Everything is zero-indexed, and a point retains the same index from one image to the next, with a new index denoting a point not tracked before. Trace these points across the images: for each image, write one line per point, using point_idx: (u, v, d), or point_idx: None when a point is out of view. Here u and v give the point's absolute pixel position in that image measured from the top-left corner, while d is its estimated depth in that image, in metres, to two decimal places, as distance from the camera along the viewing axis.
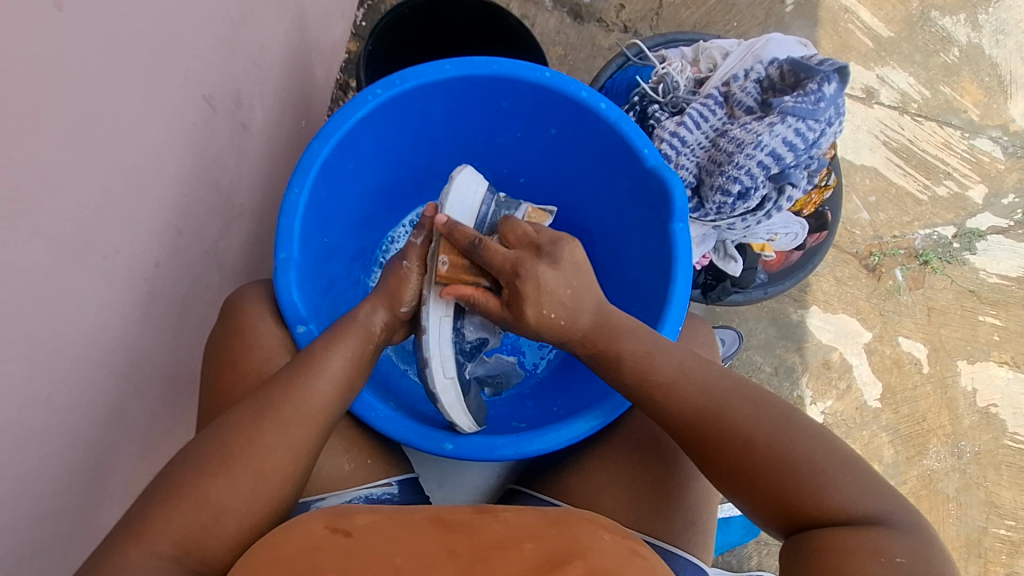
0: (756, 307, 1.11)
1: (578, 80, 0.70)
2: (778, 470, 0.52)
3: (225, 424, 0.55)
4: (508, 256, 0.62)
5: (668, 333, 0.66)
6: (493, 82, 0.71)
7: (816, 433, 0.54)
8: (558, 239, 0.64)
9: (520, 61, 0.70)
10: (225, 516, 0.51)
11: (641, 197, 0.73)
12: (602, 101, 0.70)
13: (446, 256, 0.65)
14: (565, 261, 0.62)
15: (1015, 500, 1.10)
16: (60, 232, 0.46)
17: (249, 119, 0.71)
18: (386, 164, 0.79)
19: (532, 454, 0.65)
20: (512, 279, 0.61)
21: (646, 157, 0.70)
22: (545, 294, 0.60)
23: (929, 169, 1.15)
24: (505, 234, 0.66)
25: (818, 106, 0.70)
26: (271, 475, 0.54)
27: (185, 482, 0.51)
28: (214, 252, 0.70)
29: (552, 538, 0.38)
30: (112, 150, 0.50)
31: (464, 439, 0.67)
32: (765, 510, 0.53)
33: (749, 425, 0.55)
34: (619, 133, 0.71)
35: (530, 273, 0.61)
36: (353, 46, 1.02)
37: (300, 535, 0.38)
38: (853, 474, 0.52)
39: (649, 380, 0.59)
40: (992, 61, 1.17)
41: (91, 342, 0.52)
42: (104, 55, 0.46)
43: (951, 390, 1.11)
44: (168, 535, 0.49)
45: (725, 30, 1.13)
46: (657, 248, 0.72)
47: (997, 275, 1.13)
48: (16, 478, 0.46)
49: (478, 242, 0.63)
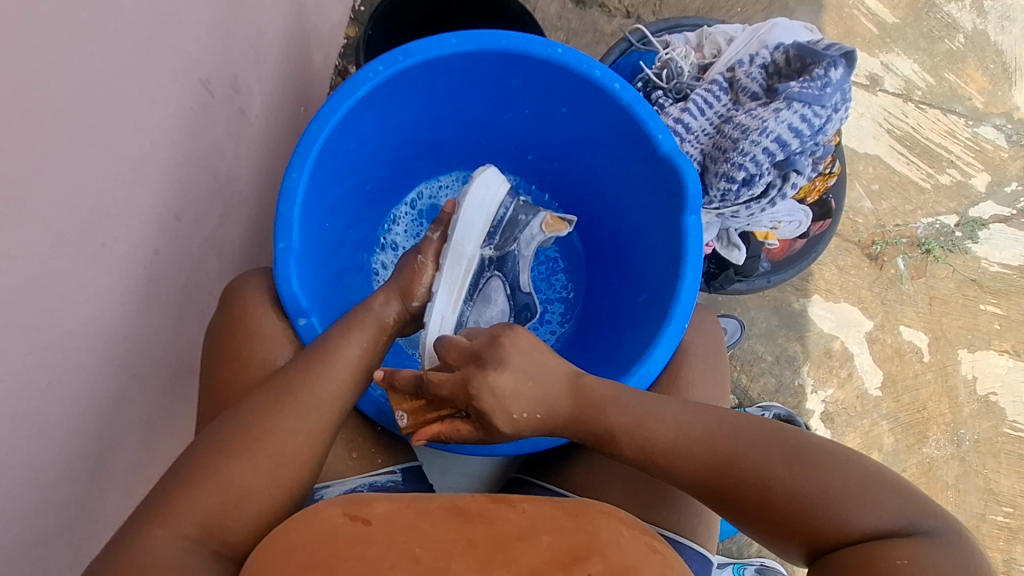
0: (757, 297, 1.11)
1: (588, 56, 0.69)
2: (796, 505, 0.50)
3: (245, 409, 0.55)
4: (456, 378, 0.57)
5: (673, 337, 0.66)
6: (503, 58, 0.70)
7: (831, 455, 0.52)
8: (496, 339, 0.58)
9: (531, 36, 0.69)
10: (247, 499, 0.51)
11: (653, 180, 0.73)
12: (617, 81, 0.69)
13: (403, 409, 0.60)
14: (512, 358, 0.57)
15: (1013, 488, 1.10)
16: (57, 217, 0.45)
17: (248, 105, 0.70)
18: (388, 141, 0.78)
19: (532, 448, 0.66)
20: (467, 401, 0.56)
21: (661, 143, 0.69)
22: (506, 399, 0.55)
23: (932, 157, 1.14)
24: (444, 354, 0.60)
25: (824, 92, 0.69)
26: (290, 462, 0.54)
27: (210, 463, 0.52)
28: (214, 240, 0.69)
29: (570, 530, 0.41)
30: (108, 136, 0.49)
31: (464, 435, 0.66)
32: (789, 540, 0.51)
33: (761, 464, 0.52)
34: (632, 114, 0.69)
35: (482, 385, 0.55)
36: (352, 31, 1.00)
37: (320, 521, 0.41)
38: (874, 495, 0.49)
39: (645, 440, 0.56)
40: (997, 48, 1.16)
41: (90, 330, 0.51)
42: (100, 36, 0.45)
43: (951, 379, 1.11)
44: (193, 516, 0.49)
45: (729, 15, 1.11)
46: (666, 233, 0.72)
47: (999, 264, 1.13)
48: (17, 465, 0.46)
49: (422, 381, 0.58)
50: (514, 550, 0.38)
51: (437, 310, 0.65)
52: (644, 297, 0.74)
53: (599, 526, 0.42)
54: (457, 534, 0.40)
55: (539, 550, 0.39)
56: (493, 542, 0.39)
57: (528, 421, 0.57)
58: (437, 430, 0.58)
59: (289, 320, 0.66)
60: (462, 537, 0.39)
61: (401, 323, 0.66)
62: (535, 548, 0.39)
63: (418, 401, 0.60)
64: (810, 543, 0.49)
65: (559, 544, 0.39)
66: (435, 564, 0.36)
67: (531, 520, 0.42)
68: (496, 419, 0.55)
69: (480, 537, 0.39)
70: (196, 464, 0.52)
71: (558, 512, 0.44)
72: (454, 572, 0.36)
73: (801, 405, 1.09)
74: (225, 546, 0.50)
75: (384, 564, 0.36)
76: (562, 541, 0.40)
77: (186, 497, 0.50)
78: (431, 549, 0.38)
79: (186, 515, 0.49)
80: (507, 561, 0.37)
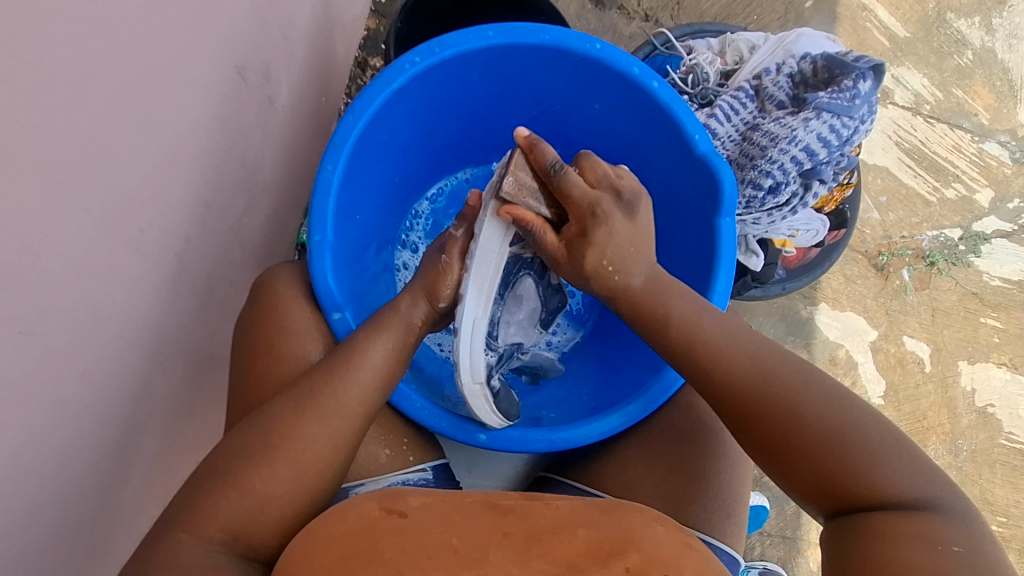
0: (765, 303, 1.12)
1: (625, 52, 0.69)
2: (825, 445, 0.51)
3: (267, 415, 0.54)
4: (587, 193, 0.61)
5: (718, 301, 0.67)
6: (538, 52, 0.70)
7: (872, 418, 0.52)
8: (637, 189, 0.64)
9: (568, 29, 0.69)
10: (270, 505, 0.51)
11: (688, 181, 0.73)
12: (655, 79, 0.69)
13: (513, 171, 0.62)
14: (641, 214, 0.62)
15: (1007, 498, 1.13)
16: (99, 205, 0.44)
17: (276, 94, 0.69)
18: (420, 133, 0.78)
19: (567, 447, 0.66)
20: (583, 226, 0.61)
21: (697, 143, 0.70)
22: (612, 242, 0.61)
23: (939, 171, 1.15)
24: (583, 170, 0.65)
25: (852, 103, 0.70)
26: (311, 466, 0.53)
27: (229, 471, 0.51)
28: (238, 230, 0.69)
29: (607, 525, 0.40)
30: (150, 120, 0.48)
31: (497, 432, 0.67)
32: (809, 488, 0.51)
33: (801, 400, 0.53)
34: (669, 114, 0.70)
35: (607, 216, 0.61)
36: (373, 23, 1.00)
37: (356, 515, 0.41)
38: (904, 463, 0.50)
39: (699, 340, 0.59)
40: (1004, 65, 1.17)
41: (122, 317, 0.50)
42: (149, 23, 0.44)
43: (951, 390, 1.13)
44: (216, 522, 0.49)
45: (745, 23, 1.12)
46: (699, 236, 0.72)
47: (999, 278, 1.15)
48: (50, 454, 0.46)
49: (561, 167, 0.61)
50: (550, 544, 0.38)
51: (468, 312, 0.62)
52: None
53: (636, 521, 0.42)
54: (493, 526, 0.40)
55: (574, 542, 0.39)
56: (530, 534, 0.39)
57: (607, 275, 0.62)
58: (530, 221, 0.61)
59: (324, 314, 0.66)
60: (499, 529, 0.39)
61: (430, 322, 0.65)
62: (570, 541, 0.39)
63: (534, 181, 0.62)
64: (834, 497, 0.50)
65: (595, 538, 0.39)
66: (474, 555, 0.37)
67: (564, 514, 0.42)
68: (585, 254, 0.61)
69: (517, 529, 0.39)
70: (227, 465, 0.51)
71: (592, 507, 0.43)
72: (492, 562, 0.37)
73: None
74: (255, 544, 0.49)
75: (421, 557, 0.36)
76: (598, 533, 0.39)
77: (222, 493, 0.50)
78: (469, 539, 0.38)
79: (214, 519, 0.49)
80: (542, 557, 0.37)
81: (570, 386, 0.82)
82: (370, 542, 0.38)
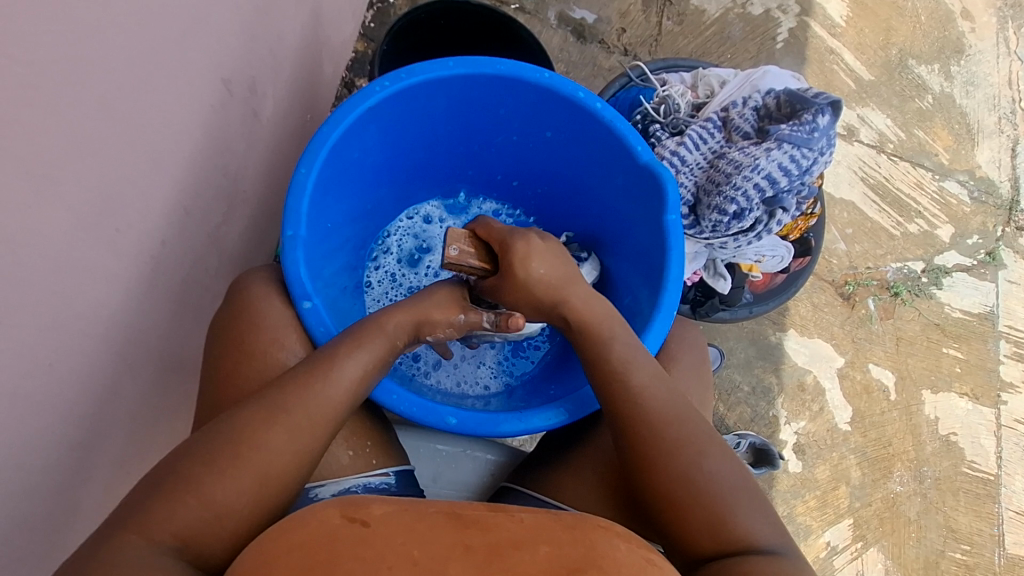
0: (736, 327, 1.14)
1: (576, 82, 0.73)
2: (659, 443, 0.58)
3: (239, 417, 0.55)
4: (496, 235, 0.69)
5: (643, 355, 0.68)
6: (496, 82, 0.73)
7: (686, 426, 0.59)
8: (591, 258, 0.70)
9: (523, 62, 0.72)
10: (228, 517, 0.51)
11: (634, 194, 0.76)
12: (599, 101, 0.73)
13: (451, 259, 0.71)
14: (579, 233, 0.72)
15: (970, 526, 1.15)
16: (78, 202, 0.45)
17: (261, 107, 0.72)
18: (391, 150, 0.80)
19: (538, 430, 0.67)
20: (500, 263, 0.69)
21: (640, 155, 0.73)
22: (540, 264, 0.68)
23: (902, 207, 1.21)
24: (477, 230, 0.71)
25: (812, 136, 0.75)
26: (274, 480, 0.53)
27: (191, 478, 0.51)
28: (215, 238, 0.70)
29: (569, 542, 0.39)
30: (135, 123, 0.49)
31: (466, 414, 0.67)
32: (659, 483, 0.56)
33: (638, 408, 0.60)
34: (615, 133, 0.73)
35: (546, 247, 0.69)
36: (361, 46, 1.03)
37: (316, 521, 0.39)
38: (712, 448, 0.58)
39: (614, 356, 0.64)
40: (962, 110, 1.24)
41: (93, 316, 0.51)
42: (139, 30, 0.46)
43: (915, 418, 1.16)
44: (169, 528, 0.49)
45: (719, 61, 1.18)
46: (650, 244, 0.75)
47: (960, 310, 1.20)
48: (11, 448, 0.45)
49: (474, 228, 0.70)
50: (512, 560, 0.37)
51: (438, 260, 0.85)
52: (630, 301, 0.78)
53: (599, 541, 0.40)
54: (455, 538, 0.38)
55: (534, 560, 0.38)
56: (491, 548, 0.38)
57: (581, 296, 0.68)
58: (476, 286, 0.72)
59: (294, 305, 0.66)
60: (459, 542, 0.38)
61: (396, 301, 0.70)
62: (531, 558, 0.37)
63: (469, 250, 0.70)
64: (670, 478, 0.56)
65: (558, 557, 0.38)
66: (432, 569, 0.36)
67: (528, 527, 0.40)
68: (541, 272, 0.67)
69: (479, 543, 0.38)
70: (189, 471, 0.51)
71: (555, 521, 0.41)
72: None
73: (774, 435, 1.13)
74: (202, 558, 0.50)
75: (382, 567, 0.36)
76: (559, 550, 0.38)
77: (181, 498, 0.50)
78: (430, 551, 0.37)
79: (169, 523, 0.49)
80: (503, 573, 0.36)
81: (537, 387, 0.83)
82: (330, 553, 0.37)
